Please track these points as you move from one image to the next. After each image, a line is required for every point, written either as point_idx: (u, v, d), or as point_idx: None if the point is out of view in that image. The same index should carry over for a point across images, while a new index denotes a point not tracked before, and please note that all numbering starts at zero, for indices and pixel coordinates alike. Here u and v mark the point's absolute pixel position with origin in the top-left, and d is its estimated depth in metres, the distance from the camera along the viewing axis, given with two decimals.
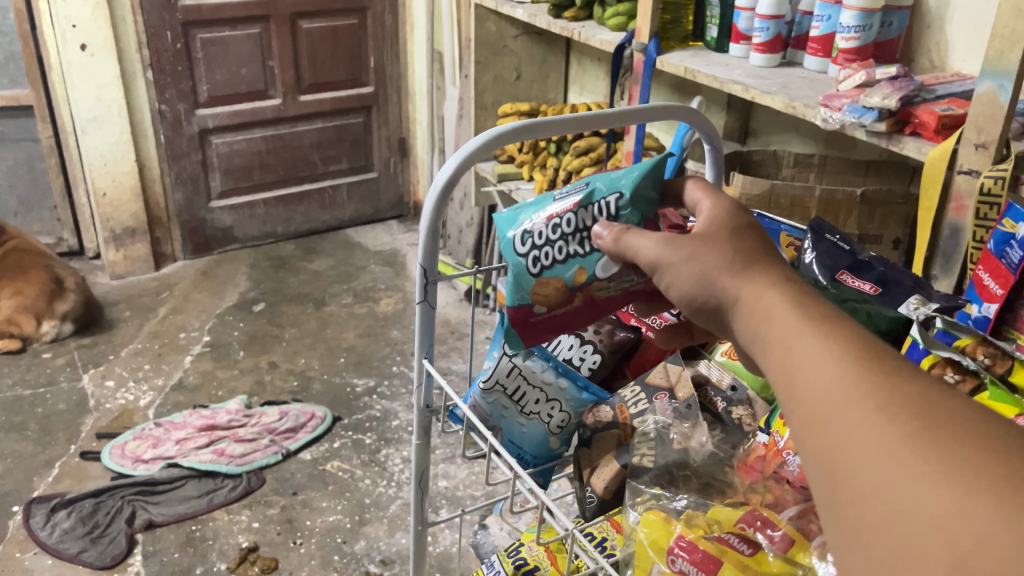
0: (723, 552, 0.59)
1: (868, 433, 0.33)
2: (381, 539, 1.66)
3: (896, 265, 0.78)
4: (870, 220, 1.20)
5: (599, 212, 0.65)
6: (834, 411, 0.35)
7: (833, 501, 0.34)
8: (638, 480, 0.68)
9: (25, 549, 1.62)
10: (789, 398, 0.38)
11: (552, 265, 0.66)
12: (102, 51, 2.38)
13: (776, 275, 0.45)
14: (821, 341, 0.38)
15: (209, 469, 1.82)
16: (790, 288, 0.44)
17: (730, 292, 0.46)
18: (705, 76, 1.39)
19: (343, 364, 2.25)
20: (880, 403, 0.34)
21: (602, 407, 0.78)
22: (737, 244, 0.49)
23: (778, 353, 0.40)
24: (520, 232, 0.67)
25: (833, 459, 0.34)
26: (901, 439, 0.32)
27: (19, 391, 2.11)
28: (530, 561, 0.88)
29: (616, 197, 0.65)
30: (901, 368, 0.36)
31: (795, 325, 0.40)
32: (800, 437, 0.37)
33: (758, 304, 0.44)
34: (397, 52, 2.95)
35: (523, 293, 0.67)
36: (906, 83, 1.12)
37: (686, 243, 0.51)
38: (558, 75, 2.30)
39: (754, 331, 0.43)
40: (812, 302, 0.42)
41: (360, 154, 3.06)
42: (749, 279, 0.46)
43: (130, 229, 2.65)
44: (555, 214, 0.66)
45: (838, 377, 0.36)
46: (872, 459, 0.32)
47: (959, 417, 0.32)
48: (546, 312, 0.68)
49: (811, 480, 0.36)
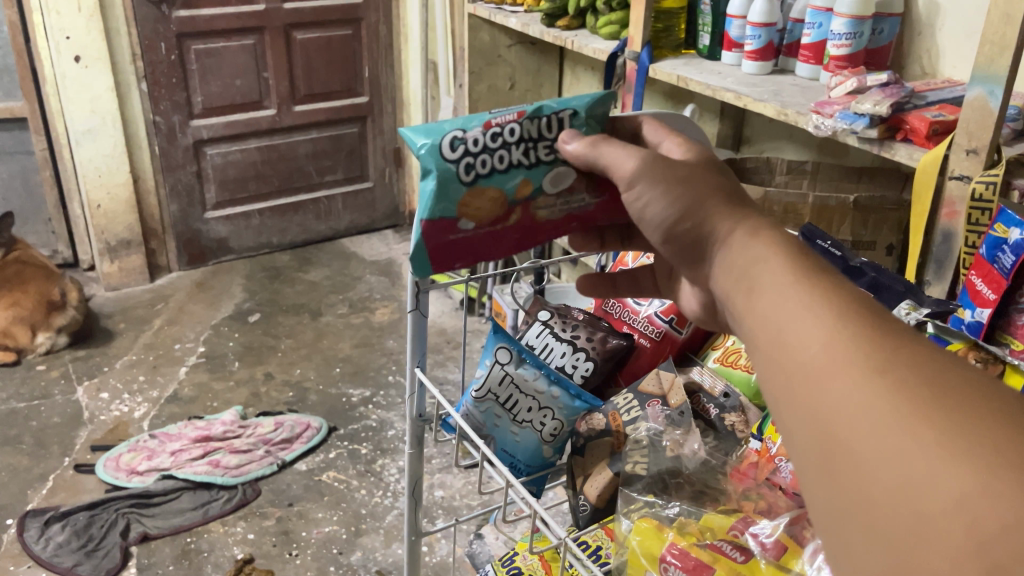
0: (716, 559, 0.59)
1: (868, 399, 0.32)
2: (378, 549, 1.65)
3: (886, 271, 0.77)
4: (864, 227, 1.20)
5: (546, 125, 0.64)
6: (829, 374, 0.34)
7: (825, 467, 0.33)
8: (630, 487, 0.67)
9: (19, 563, 1.61)
10: (776, 354, 0.37)
11: (489, 175, 0.63)
12: (96, 63, 2.38)
13: (767, 221, 0.45)
14: (814, 298, 0.37)
15: (203, 481, 1.81)
16: (778, 235, 0.43)
17: (713, 217, 0.45)
18: (697, 84, 1.39)
19: (339, 374, 2.25)
20: (882, 371, 0.33)
21: (594, 413, 0.76)
22: (726, 185, 0.48)
23: (767, 308, 0.39)
24: (447, 140, 0.63)
25: (828, 423, 0.33)
26: (906, 411, 0.31)
27: (14, 404, 2.10)
28: (525, 570, 0.87)
29: (568, 115, 0.64)
30: (898, 332, 0.35)
31: (784, 282, 0.39)
32: (789, 395, 0.36)
33: (743, 256, 0.43)
34: (391, 62, 2.95)
35: (453, 201, 0.63)
36: (897, 90, 1.12)
37: (678, 169, 0.49)
38: (552, 85, 2.31)
39: (736, 279, 0.42)
40: (802, 255, 0.41)
41: (355, 164, 3.06)
42: (735, 225, 0.45)
43: (125, 241, 2.64)
44: (495, 123, 0.64)
45: (836, 338, 0.35)
46: (873, 428, 0.32)
47: (968, 391, 0.31)
48: (470, 231, 0.64)
49: (802, 447, 0.35)
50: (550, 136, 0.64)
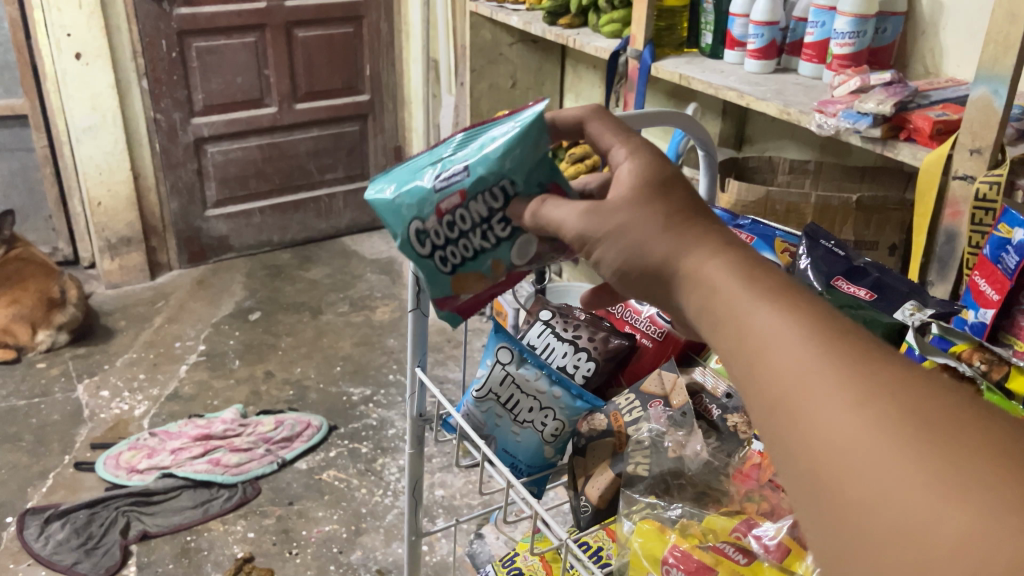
0: (718, 562, 0.59)
1: (850, 430, 0.32)
2: (378, 548, 1.65)
3: (891, 272, 0.77)
4: (867, 227, 1.20)
5: (490, 199, 0.60)
6: (809, 404, 0.34)
7: (812, 498, 0.33)
8: (632, 489, 0.67)
9: (19, 561, 1.61)
10: (753, 381, 0.37)
11: (463, 262, 0.64)
12: (96, 60, 2.38)
13: (719, 241, 0.44)
14: (785, 322, 0.37)
15: (204, 480, 1.80)
16: (733, 256, 0.42)
17: (661, 256, 0.44)
18: (699, 83, 1.39)
19: (340, 373, 2.24)
20: (862, 399, 0.33)
21: (596, 414, 0.75)
22: (676, 205, 0.46)
23: (739, 336, 0.38)
24: (413, 236, 0.64)
25: (812, 454, 0.33)
26: (891, 442, 0.31)
27: (14, 401, 2.10)
28: (525, 571, 0.87)
29: (507, 182, 0.59)
30: (871, 350, 0.35)
31: (750, 305, 0.38)
32: (770, 423, 0.36)
33: (704, 278, 0.42)
34: (393, 60, 2.94)
35: (443, 286, 0.66)
36: (900, 88, 1.11)
37: (613, 216, 0.47)
38: (553, 83, 2.30)
39: (700, 303, 0.41)
40: (760, 275, 0.40)
41: (356, 162, 3.06)
42: (683, 251, 0.43)
43: (126, 238, 2.64)
44: (444, 211, 0.62)
45: (811, 366, 0.34)
46: (858, 461, 0.31)
47: (949, 415, 0.31)
48: (470, 299, 0.68)
49: (792, 484, 0.34)
50: (498, 205, 0.61)
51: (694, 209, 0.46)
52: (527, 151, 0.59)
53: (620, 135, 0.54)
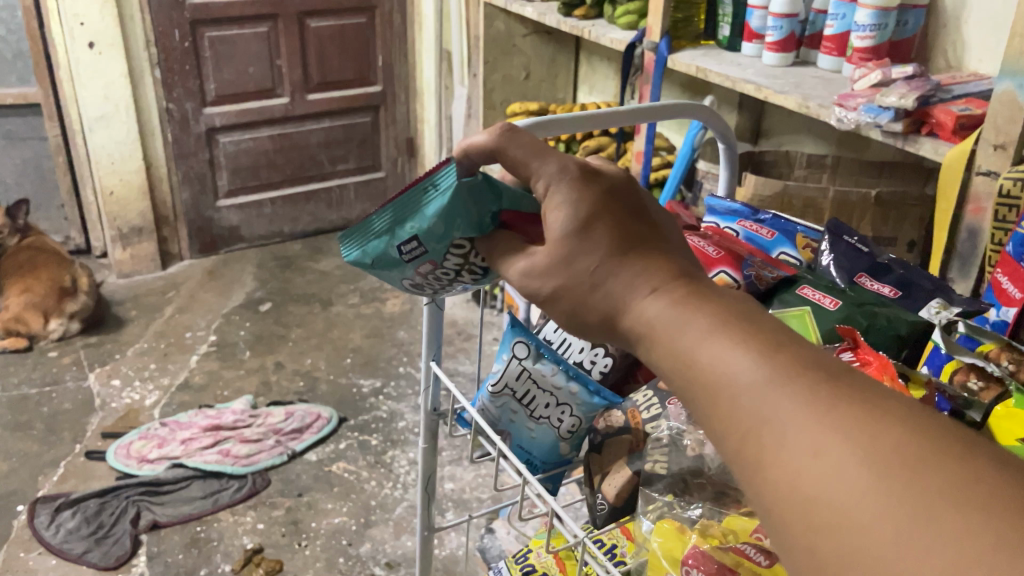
0: (739, 563, 0.57)
1: (817, 477, 0.33)
2: (387, 541, 1.65)
3: (917, 268, 0.75)
4: (885, 223, 1.19)
5: (458, 251, 0.62)
6: (776, 451, 0.35)
7: (788, 540, 0.34)
8: (650, 487, 0.66)
9: (30, 549, 1.61)
10: (720, 427, 0.38)
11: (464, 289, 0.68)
12: (109, 50, 2.37)
13: (649, 281, 0.45)
14: (740, 366, 0.38)
15: (214, 470, 1.80)
16: (668, 297, 0.43)
17: (598, 313, 0.46)
18: (717, 75, 1.37)
19: (350, 365, 2.24)
20: (825, 443, 0.34)
21: (613, 411, 0.75)
22: (609, 244, 0.46)
23: (699, 376, 0.40)
24: (411, 286, 0.68)
25: (784, 501, 0.34)
26: (855, 487, 0.32)
27: (26, 389, 2.11)
28: (538, 567, 0.86)
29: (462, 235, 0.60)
30: (826, 386, 0.36)
31: (705, 347, 0.40)
32: (741, 469, 0.37)
33: (655, 320, 0.43)
34: (406, 51, 2.93)
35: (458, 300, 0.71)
36: (923, 83, 1.10)
37: (547, 275, 0.48)
38: (567, 75, 2.28)
39: (654, 347, 0.43)
40: (703, 312, 0.41)
41: (368, 154, 3.05)
42: (618, 306, 0.45)
43: (137, 228, 2.64)
44: (424, 270, 0.65)
45: (772, 405, 0.36)
46: (827, 501, 0.33)
47: (907, 452, 0.32)
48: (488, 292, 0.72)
49: (770, 523, 0.35)
50: (464, 255, 0.62)
51: (623, 247, 0.46)
52: (464, 211, 0.59)
53: (536, 157, 0.51)
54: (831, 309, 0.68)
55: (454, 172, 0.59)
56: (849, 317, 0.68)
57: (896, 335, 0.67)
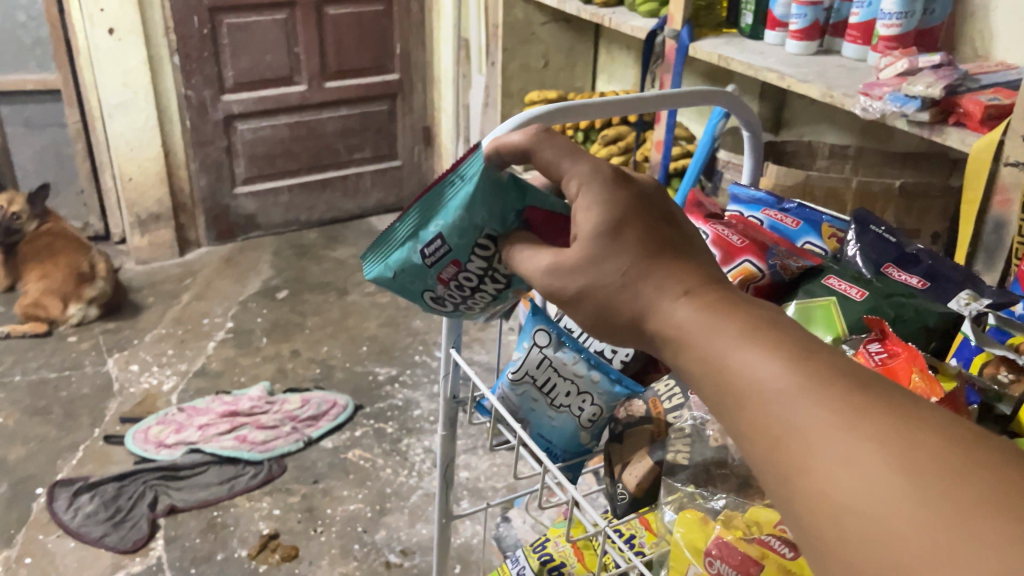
0: (764, 555, 0.57)
1: (848, 484, 0.33)
2: (402, 529, 1.65)
3: (945, 258, 0.74)
4: (909, 214, 1.17)
5: (482, 252, 0.62)
6: (804, 457, 0.35)
7: (816, 548, 0.34)
8: (673, 478, 0.65)
9: (48, 532, 1.63)
10: (747, 432, 0.38)
11: (487, 304, 0.67)
12: (129, 36, 2.38)
13: (678, 285, 0.45)
14: (769, 373, 0.38)
15: (230, 456, 1.81)
16: (697, 301, 0.43)
17: (627, 314, 0.46)
18: (739, 64, 1.36)
19: (365, 353, 2.24)
20: (853, 449, 0.34)
21: (635, 400, 0.73)
22: (638, 247, 0.46)
23: (725, 384, 0.40)
24: (433, 299, 0.67)
25: (813, 509, 0.34)
26: (884, 494, 0.32)
27: (45, 373, 2.13)
28: (556, 557, 0.85)
29: (488, 234, 0.60)
30: (858, 394, 0.36)
31: (733, 353, 0.40)
32: (770, 475, 0.37)
33: (681, 326, 0.43)
34: (423, 39, 2.91)
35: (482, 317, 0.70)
36: (950, 71, 1.07)
37: (574, 275, 0.47)
38: (586, 64, 2.27)
39: (682, 350, 0.43)
40: (729, 319, 0.41)
41: (385, 142, 3.04)
42: (646, 308, 0.45)
43: (155, 215, 2.66)
44: (447, 276, 0.64)
45: (799, 411, 0.36)
46: (854, 508, 0.33)
47: (936, 459, 0.32)
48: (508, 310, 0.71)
49: (798, 532, 0.35)
50: (490, 254, 0.61)
51: (652, 251, 0.46)
52: (488, 197, 0.58)
53: (569, 158, 0.50)
54: (857, 300, 0.67)
55: (480, 158, 0.59)
56: (877, 308, 0.67)
57: (924, 327, 0.66)
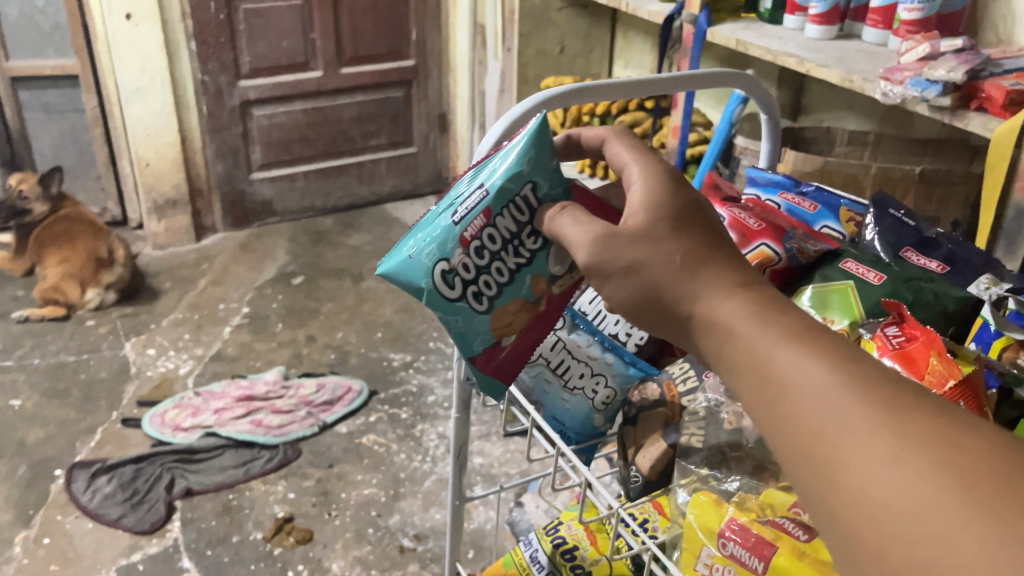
0: (778, 537, 0.56)
1: (890, 484, 0.33)
2: (416, 514, 1.65)
3: (966, 243, 0.74)
4: (929, 201, 1.16)
5: (516, 212, 0.60)
6: (844, 455, 0.35)
7: (851, 548, 0.34)
8: (687, 460, 0.65)
9: (67, 513, 1.64)
10: (783, 429, 0.38)
11: (499, 293, 0.63)
12: (146, 21, 2.38)
13: (732, 279, 0.45)
14: (810, 369, 0.38)
15: (245, 440, 1.82)
16: (747, 298, 0.43)
17: (676, 297, 0.46)
18: (758, 48, 1.34)
19: (380, 339, 2.25)
20: (894, 449, 0.33)
21: (649, 383, 0.73)
22: (693, 242, 0.47)
23: (762, 380, 0.40)
24: (441, 279, 0.62)
25: (850, 507, 0.34)
26: (925, 497, 0.32)
27: (64, 357, 2.15)
28: (569, 541, 0.85)
29: (530, 186, 0.60)
30: (903, 397, 0.36)
31: (775, 349, 0.40)
32: (803, 472, 0.36)
33: (723, 320, 0.43)
34: (439, 25, 2.90)
35: (484, 335, 0.64)
36: (972, 56, 1.06)
37: (626, 248, 0.47)
38: (603, 49, 2.25)
39: (722, 345, 0.43)
40: (776, 317, 0.41)
41: (400, 129, 3.04)
42: (697, 292, 0.45)
43: (172, 200, 2.67)
44: (471, 238, 0.61)
45: (838, 409, 0.36)
46: (893, 509, 0.32)
47: (980, 461, 0.32)
48: (514, 344, 0.66)
49: (830, 532, 0.35)
50: (528, 215, 0.60)
51: (703, 249, 0.47)
52: (542, 147, 0.60)
53: (633, 151, 0.56)
54: (875, 284, 0.67)
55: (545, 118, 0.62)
56: (895, 292, 0.66)
57: (944, 311, 0.66)
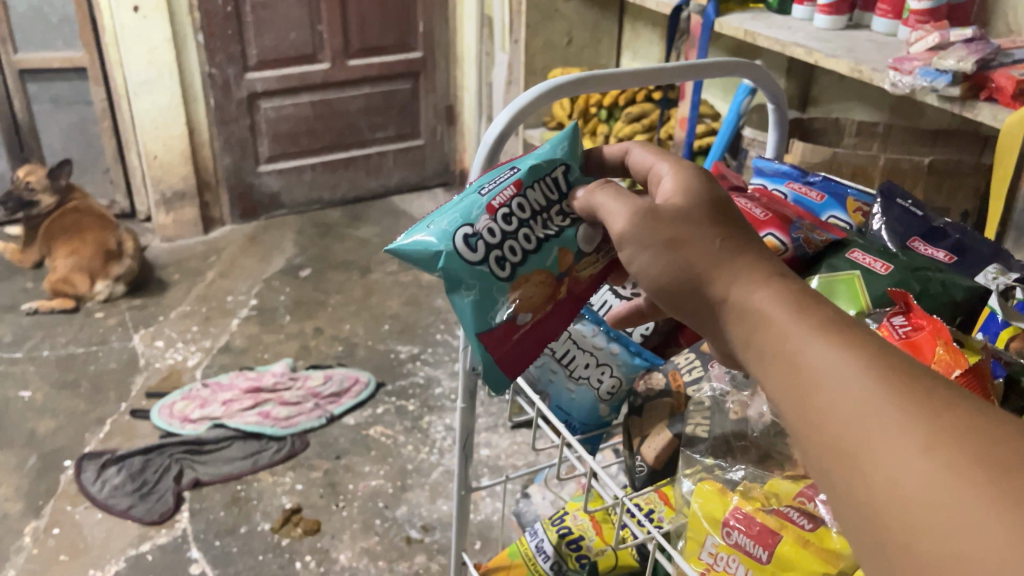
0: (783, 526, 0.56)
1: (920, 476, 0.32)
2: (423, 505, 1.66)
3: (974, 232, 0.73)
4: (938, 192, 1.15)
5: (547, 189, 0.64)
6: (873, 448, 0.34)
7: (878, 544, 0.33)
8: (692, 449, 0.65)
9: (76, 504, 1.66)
10: (811, 420, 0.37)
11: (522, 262, 0.62)
12: (154, 14, 2.38)
13: (767, 268, 0.45)
14: (841, 361, 0.37)
15: (254, 431, 1.83)
16: (782, 287, 0.43)
17: (714, 280, 0.45)
18: (766, 38, 1.34)
19: (387, 331, 2.25)
20: (925, 443, 0.32)
21: (654, 373, 0.75)
22: (730, 232, 0.47)
23: (791, 373, 0.39)
24: (464, 241, 0.60)
25: (879, 500, 0.33)
26: (955, 493, 0.31)
27: (73, 348, 2.16)
28: (575, 531, 0.86)
29: (562, 168, 0.65)
30: (937, 392, 0.34)
31: (807, 341, 0.39)
32: (831, 464, 0.36)
33: (756, 310, 0.42)
34: (447, 17, 2.90)
35: (501, 304, 0.61)
36: (982, 46, 1.04)
37: (666, 224, 0.47)
38: (610, 41, 2.24)
39: (754, 333, 0.42)
40: (812, 307, 0.41)
41: (407, 121, 3.04)
42: (733, 278, 0.44)
43: (180, 192, 2.68)
44: (500, 206, 0.62)
45: (868, 402, 0.35)
46: (921, 504, 0.31)
47: (1014, 457, 0.31)
48: (530, 325, 0.63)
49: (856, 527, 0.34)
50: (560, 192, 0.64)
51: (739, 239, 0.47)
52: (573, 139, 0.67)
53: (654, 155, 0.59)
54: (882, 274, 0.66)
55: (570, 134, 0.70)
56: (902, 282, 0.66)
57: (952, 301, 0.65)
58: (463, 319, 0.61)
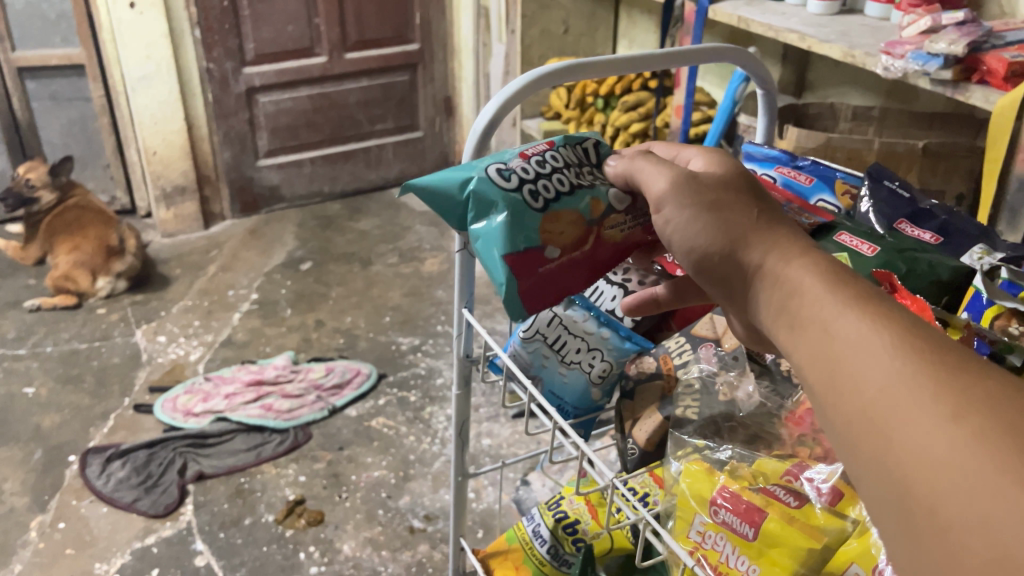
0: (768, 504, 0.57)
1: (947, 444, 0.31)
2: (425, 494, 1.67)
3: (961, 212, 0.74)
4: (933, 175, 1.16)
5: (579, 152, 0.68)
6: (899, 417, 0.33)
7: (899, 512, 0.33)
8: (680, 430, 0.66)
9: (82, 497, 1.67)
10: (837, 388, 0.36)
11: (555, 199, 0.63)
12: (150, 9, 2.38)
13: (802, 243, 0.45)
14: (871, 330, 0.36)
15: (256, 424, 1.85)
16: (817, 259, 0.43)
17: (749, 244, 0.46)
18: (759, 25, 1.34)
19: (389, 323, 2.26)
20: (951, 410, 0.32)
21: (645, 358, 0.77)
22: (766, 212, 0.48)
23: (818, 341, 0.38)
24: (498, 172, 0.63)
25: (904, 468, 0.33)
26: (978, 468, 0.30)
27: (76, 344, 2.17)
28: (571, 515, 0.87)
29: (593, 142, 0.69)
30: (968, 366, 0.34)
31: (838, 310, 0.38)
32: (858, 434, 0.35)
33: (789, 281, 0.42)
34: (444, 8, 2.90)
35: (531, 230, 0.62)
36: (974, 28, 1.05)
37: (709, 190, 0.50)
38: (607, 29, 2.24)
39: (785, 303, 0.42)
40: (848, 280, 0.40)
41: (406, 113, 3.04)
42: (770, 248, 0.45)
43: (180, 187, 2.69)
44: (533, 154, 0.66)
45: (896, 369, 0.34)
46: (943, 474, 0.31)
47: None
48: (556, 265, 0.63)
49: (879, 496, 0.34)
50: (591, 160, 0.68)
51: (772, 218, 0.47)
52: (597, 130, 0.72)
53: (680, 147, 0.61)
54: (869, 255, 0.67)
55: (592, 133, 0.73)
56: (889, 263, 0.66)
57: (937, 281, 0.66)
58: (489, 243, 0.61)
